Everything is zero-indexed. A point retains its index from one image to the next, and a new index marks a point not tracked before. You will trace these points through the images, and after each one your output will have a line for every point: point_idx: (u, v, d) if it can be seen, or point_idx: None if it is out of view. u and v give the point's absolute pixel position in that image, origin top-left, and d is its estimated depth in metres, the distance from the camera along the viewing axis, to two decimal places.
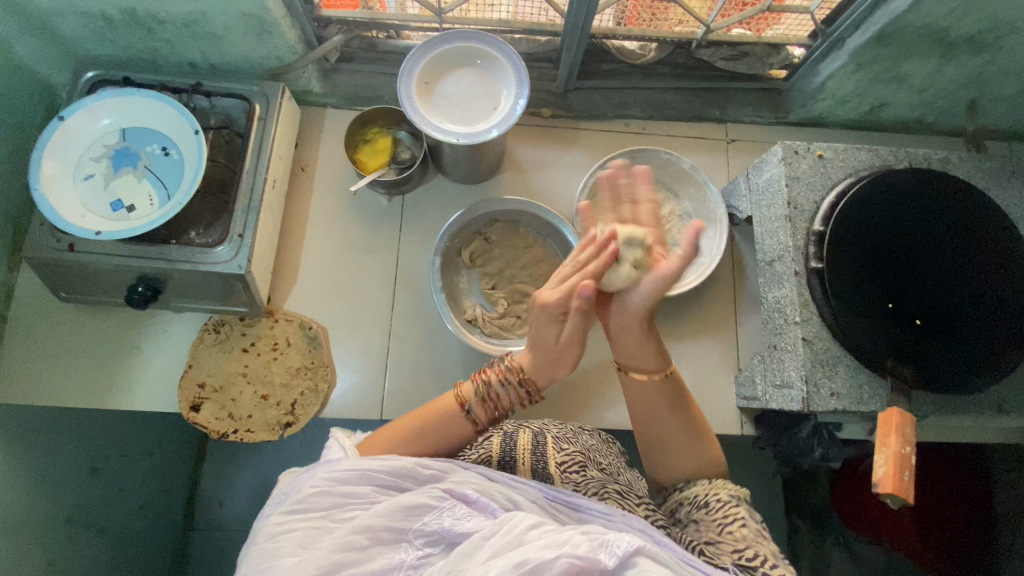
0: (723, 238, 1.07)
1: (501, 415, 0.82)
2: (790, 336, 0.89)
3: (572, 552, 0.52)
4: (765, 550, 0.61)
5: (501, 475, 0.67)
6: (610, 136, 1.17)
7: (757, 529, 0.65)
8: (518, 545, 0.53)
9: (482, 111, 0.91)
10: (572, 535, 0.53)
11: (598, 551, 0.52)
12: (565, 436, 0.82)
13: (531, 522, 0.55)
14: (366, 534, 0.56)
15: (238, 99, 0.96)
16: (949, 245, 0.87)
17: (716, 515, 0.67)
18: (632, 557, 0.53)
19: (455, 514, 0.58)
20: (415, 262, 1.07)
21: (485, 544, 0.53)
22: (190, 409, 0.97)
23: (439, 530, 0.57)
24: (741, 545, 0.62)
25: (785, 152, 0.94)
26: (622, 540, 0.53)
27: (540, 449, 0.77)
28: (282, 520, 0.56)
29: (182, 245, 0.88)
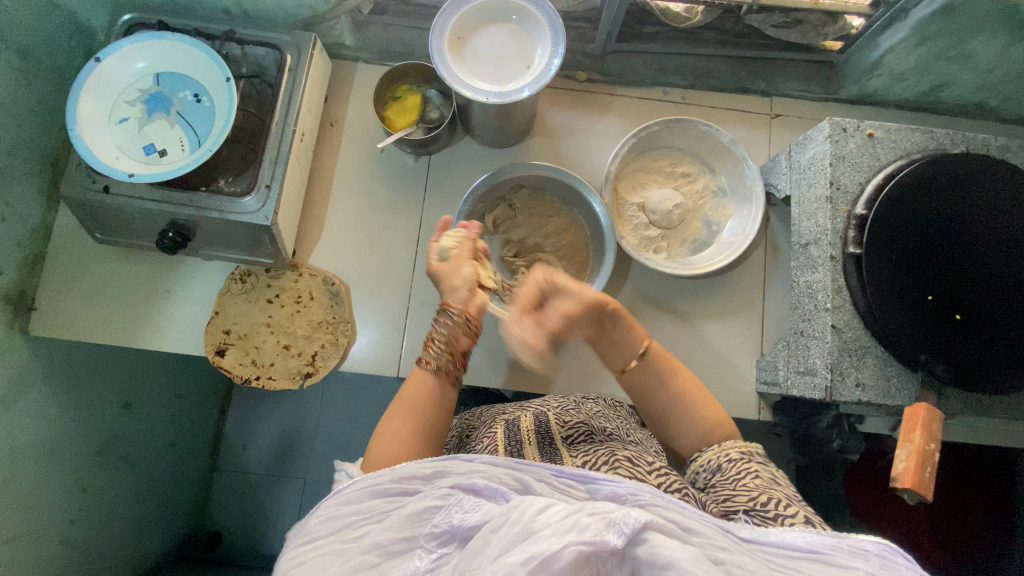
0: (757, 217, 1.03)
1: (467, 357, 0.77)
2: (819, 322, 0.86)
3: (579, 538, 0.47)
4: (779, 496, 0.60)
5: (507, 462, 0.63)
6: (646, 104, 1.12)
7: (772, 479, 0.65)
8: (527, 536, 0.48)
9: (514, 70, 0.88)
10: (578, 517, 0.49)
11: (606, 531, 0.48)
12: (566, 413, 0.83)
13: (539, 505, 0.50)
14: (375, 551, 0.53)
15: (270, 48, 0.95)
16: (1002, 239, 0.81)
17: (730, 472, 0.67)
18: (642, 533, 0.49)
19: (464, 507, 0.55)
20: (439, 224, 1.07)
21: (493, 537, 0.49)
22: (215, 353, 1.00)
23: (451, 527, 0.53)
24: (756, 493, 0.61)
25: (833, 128, 0.89)
26: (629, 516, 0.49)
27: (542, 428, 0.78)
28: (292, 557, 0.55)
29: (211, 193, 0.89)
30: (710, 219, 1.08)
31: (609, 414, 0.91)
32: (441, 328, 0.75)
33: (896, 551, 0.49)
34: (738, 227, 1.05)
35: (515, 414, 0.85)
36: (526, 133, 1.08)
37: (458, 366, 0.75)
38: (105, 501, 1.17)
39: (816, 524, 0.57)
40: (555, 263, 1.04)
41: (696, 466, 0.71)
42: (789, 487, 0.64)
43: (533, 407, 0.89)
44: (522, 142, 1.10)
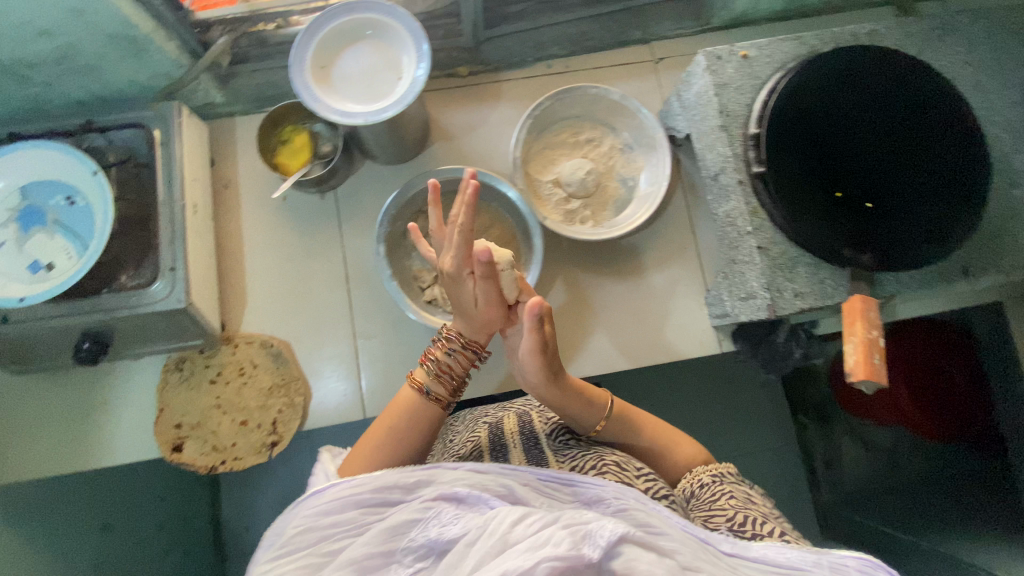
0: (667, 162, 1.04)
1: (461, 384, 0.76)
2: (746, 246, 0.88)
3: (552, 554, 0.47)
4: (756, 514, 0.63)
5: (497, 467, 0.63)
6: (535, 81, 1.12)
7: (746, 498, 0.67)
8: (502, 548, 0.49)
9: (387, 84, 0.86)
10: (552, 532, 0.49)
11: (581, 546, 0.48)
12: (550, 412, 0.84)
13: (517, 516, 0.51)
14: (351, 567, 0.52)
15: (135, 128, 0.91)
16: (887, 122, 0.84)
17: (707, 495, 0.69)
18: (617, 546, 0.50)
19: (442, 519, 0.54)
20: (363, 255, 1.04)
21: (471, 550, 0.50)
22: (173, 450, 0.96)
23: (428, 541, 0.53)
24: (732, 512, 0.64)
25: (708, 60, 0.90)
26: (605, 529, 0.50)
27: (527, 429, 0.78)
28: (266, 570, 0.54)
29: (113, 293, 0.85)
30: (625, 176, 1.09)
31: None
32: (440, 350, 0.76)
33: (873, 564, 0.51)
34: (652, 177, 1.06)
35: (497, 415, 0.85)
36: (424, 141, 1.07)
37: (449, 391, 0.75)
38: None
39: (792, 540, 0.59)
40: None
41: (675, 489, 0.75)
42: (761, 505, 0.67)
43: (517, 404, 0.88)
44: (423, 151, 1.09)
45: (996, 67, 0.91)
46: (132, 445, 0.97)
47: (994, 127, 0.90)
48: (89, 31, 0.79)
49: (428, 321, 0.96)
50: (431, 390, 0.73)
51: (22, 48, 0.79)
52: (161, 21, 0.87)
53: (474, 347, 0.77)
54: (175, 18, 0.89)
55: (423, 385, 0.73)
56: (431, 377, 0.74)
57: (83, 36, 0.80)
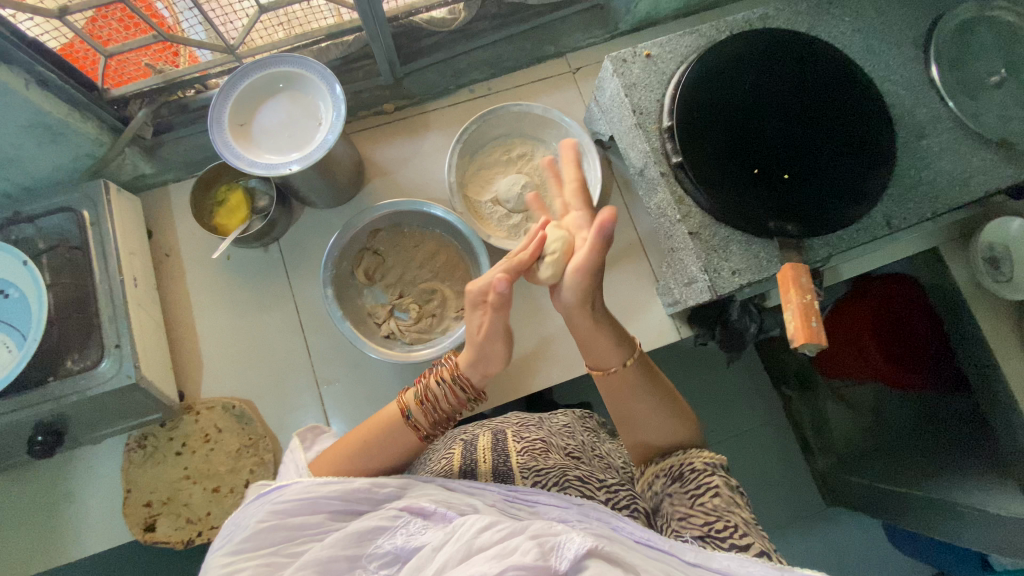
0: (597, 166, 1.07)
1: (449, 419, 0.70)
2: (679, 233, 0.90)
3: (518, 562, 0.43)
4: (737, 523, 0.58)
5: (466, 486, 0.63)
6: (460, 107, 1.15)
7: (732, 496, 0.61)
8: (467, 555, 0.45)
9: (307, 131, 0.88)
10: (520, 541, 0.46)
11: (548, 557, 0.45)
12: (526, 429, 0.82)
13: (484, 524, 0.48)
14: (315, 567, 0.47)
15: (63, 212, 0.91)
16: (791, 95, 0.88)
17: (689, 487, 0.63)
18: (583, 561, 0.45)
19: (409, 529, 0.51)
20: (314, 301, 1.04)
21: (435, 556, 0.46)
22: (145, 530, 0.93)
23: (393, 549, 0.50)
24: (712, 518, 0.59)
25: (614, 63, 0.94)
26: (573, 540, 0.46)
27: (500, 445, 0.76)
28: (222, 566, 0.48)
29: (59, 379, 0.84)
30: None
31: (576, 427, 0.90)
32: (436, 383, 0.69)
33: None
34: (587, 181, 1.09)
35: (473, 433, 0.83)
36: (359, 180, 1.08)
37: (438, 425, 0.69)
38: None
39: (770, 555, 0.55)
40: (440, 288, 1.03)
41: (655, 470, 0.70)
42: (745, 507, 0.62)
43: (491, 424, 0.87)
44: (360, 190, 1.10)
45: (884, 30, 0.97)
46: (102, 531, 0.94)
47: (892, 86, 0.95)
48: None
49: (386, 355, 0.96)
50: (413, 416, 0.67)
51: None
52: (74, 103, 0.87)
53: (465, 384, 0.69)
54: (88, 99, 0.90)
55: (407, 407, 0.67)
56: (417, 402, 0.67)
57: None
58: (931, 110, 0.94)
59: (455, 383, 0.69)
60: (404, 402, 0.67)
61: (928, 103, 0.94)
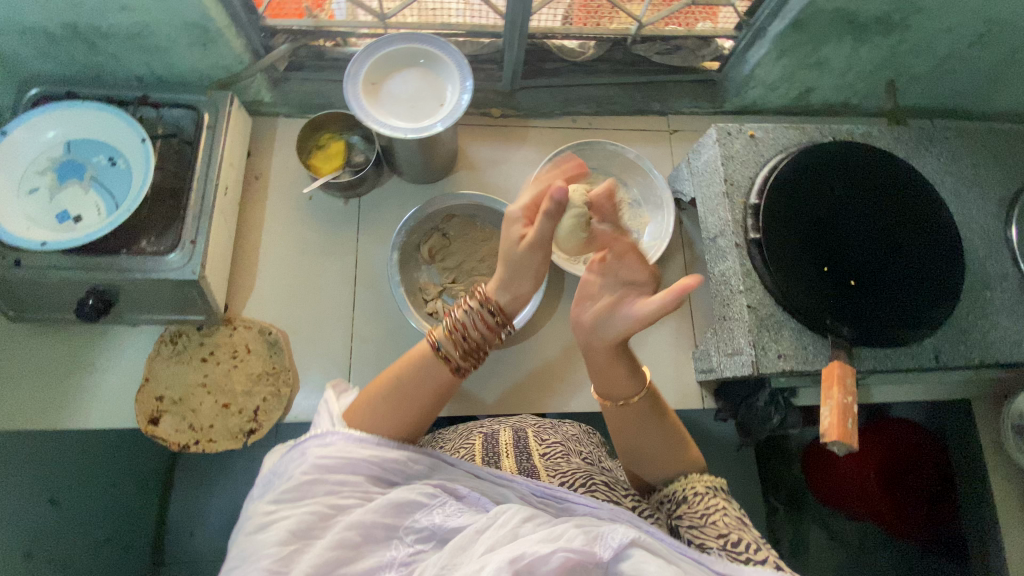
0: (671, 221, 1.12)
1: (478, 347, 0.69)
2: (737, 304, 0.93)
3: (568, 547, 0.53)
4: (750, 539, 0.62)
5: (492, 472, 0.68)
6: (559, 132, 1.21)
7: (739, 519, 0.66)
8: (512, 539, 0.54)
9: (429, 108, 0.94)
10: (566, 529, 0.55)
11: (593, 544, 0.54)
12: (546, 432, 0.90)
13: (525, 516, 0.57)
14: (358, 530, 0.56)
15: (186, 109, 0.97)
16: (877, 208, 0.93)
17: (697, 506, 0.68)
18: (627, 550, 0.54)
19: (446, 510, 0.59)
20: (374, 261, 1.09)
21: (480, 537, 0.55)
22: (149, 422, 0.95)
23: (432, 526, 0.58)
24: (726, 530, 0.64)
25: (719, 133, 1.00)
26: (616, 532, 0.55)
27: (521, 442, 0.84)
28: (270, 510, 0.56)
29: (132, 254, 0.88)
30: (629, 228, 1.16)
31: (584, 438, 0.97)
32: (466, 312, 0.69)
33: None
34: (656, 232, 1.14)
35: (492, 428, 0.91)
36: (449, 167, 1.14)
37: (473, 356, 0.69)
38: None
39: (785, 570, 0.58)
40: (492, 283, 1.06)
41: (664, 496, 0.73)
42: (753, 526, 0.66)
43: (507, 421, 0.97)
44: (446, 176, 1.16)
45: (974, 181, 1.01)
46: (107, 410, 0.95)
47: (969, 233, 0.99)
48: (169, 15, 0.86)
49: (428, 331, 0.98)
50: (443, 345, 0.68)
51: (105, 19, 0.85)
52: (234, 19, 0.94)
53: (490, 308, 0.69)
54: (247, 19, 0.96)
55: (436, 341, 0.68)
56: (444, 334, 0.68)
57: (163, 18, 0.87)
58: (1001, 265, 0.97)
59: (486, 311, 0.68)
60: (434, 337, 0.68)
61: (999, 257, 0.98)
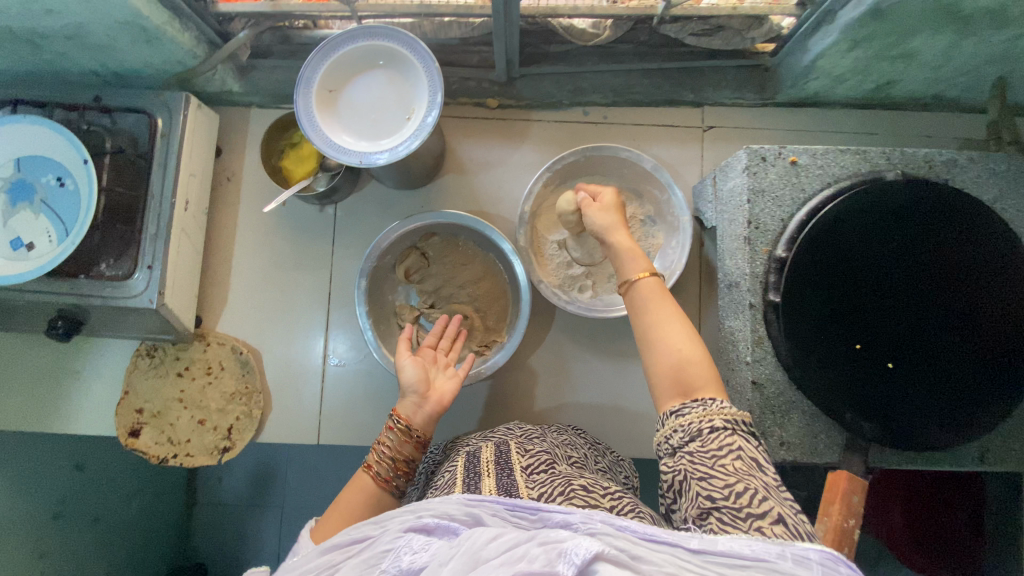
0: (684, 250, 0.94)
1: (410, 469, 0.72)
2: (740, 375, 0.79)
3: (527, 569, 0.41)
4: (756, 486, 0.53)
5: (460, 497, 0.54)
6: (566, 128, 1.03)
7: (754, 461, 0.56)
8: (472, 567, 0.42)
9: (394, 122, 0.80)
10: (527, 549, 0.43)
11: (555, 562, 0.41)
12: (530, 443, 0.79)
13: (489, 535, 0.45)
14: None
15: (139, 114, 0.88)
16: (939, 277, 0.74)
17: (710, 444, 0.57)
18: (592, 565, 0.42)
19: (412, 546, 0.47)
20: (349, 277, 1.02)
21: (440, 569, 0.43)
22: (129, 435, 0.97)
23: (399, 570, 0.45)
24: (732, 479, 0.54)
25: (750, 157, 0.80)
26: (580, 546, 0.43)
27: (502, 455, 0.72)
28: None
29: (91, 279, 0.85)
30: (637, 251, 1.00)
31: (578, 441, 0.89)
32: (389, 436, 0.73)
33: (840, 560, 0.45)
34: (666, 262, 0.97)
35: (476, 446, 0.80)
36: (434, 172, 1.01)
37: (402, 475, 0.71)
38: (70, 555, 1.30)
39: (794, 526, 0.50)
40: (471, 315, 0.96)
41: (674, 424, 0.60)
42: (768, 466, 0.56)
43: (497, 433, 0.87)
44: (431, 181, 1.03)
45: None
46: (94, 420, 0.98)
47: None
48: (96, 15, 0.75)
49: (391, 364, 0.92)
50: (380, 470, 0.70)
51: (33, 21, 0.76)
52: (177, 11, 0.82)
53: (416, 430, 0.74)
54: (192, 9, 0.83)
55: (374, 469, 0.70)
56: (380, 459, 0.71)
57: (91, 18, 0.76)
58: None
59: (407, 429, 0.74)
60: (372, 468, 0.70)
61: None
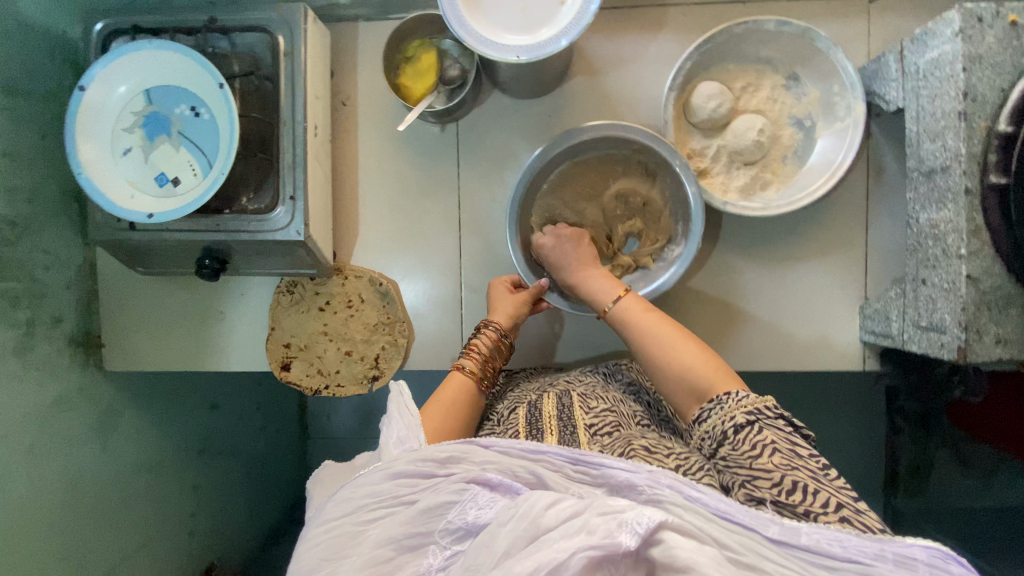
0: (860, 132, 0.83)
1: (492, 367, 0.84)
2: (949, 270, 0.72)
3: (588, 543, 0.45)
4: (806, 478, 0.55)
5: (520, 447, 0.57)
6: (707, 12, 0.91)
7: (790, 448, 0.58)
8: (535, 535, 0.47)
9: (545, 9, 0.70)
10: (586, 519, 0.47)
11: (615, 533, 0.45)
12: (594, 397, 0.75)
13: (549, 500, 0.49)
14: (390, 545, 0.50)
15: (257, 32, 0.82)
16: None
17: (742, 441, 0.60)
18: (656, 533, 0.47)
19: (478, 501, 0.51)
20: (480, 199, 0.96)
21: (502, 530, 0.47)
22: (281, 368, 0.99)
23: (465, 524, 0.50)
24: (774, 473, 0.56)
25: (966, 17, 0.68)
26: (642, 516, 0.46)
27: (564, 413, 0.70)
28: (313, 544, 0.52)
29: (236, 214, 0.82)
30: (797, 148, 0.90)
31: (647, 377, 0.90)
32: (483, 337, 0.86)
33: (946, 554, 0.47)
34: (831, 150, 0.87)
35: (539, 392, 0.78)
36: (563, 76, 0.92)
37: (487, 373, 0.83)
38: (217, 487, 1.37)
39: (855, 517, 0.51)
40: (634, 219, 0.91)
41: (701, 431, 0.65)
42: (809, 453, 0.58)
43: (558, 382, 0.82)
44: (560, 87, 0.94)
45: None
46: (246, 356, 1.01)
47: None
48: None
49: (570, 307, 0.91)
50: (469, 366, 0.82)
51: None
52: None
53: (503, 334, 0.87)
54: None
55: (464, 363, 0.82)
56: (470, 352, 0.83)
57: None
58: None
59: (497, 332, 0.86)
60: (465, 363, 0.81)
61: None
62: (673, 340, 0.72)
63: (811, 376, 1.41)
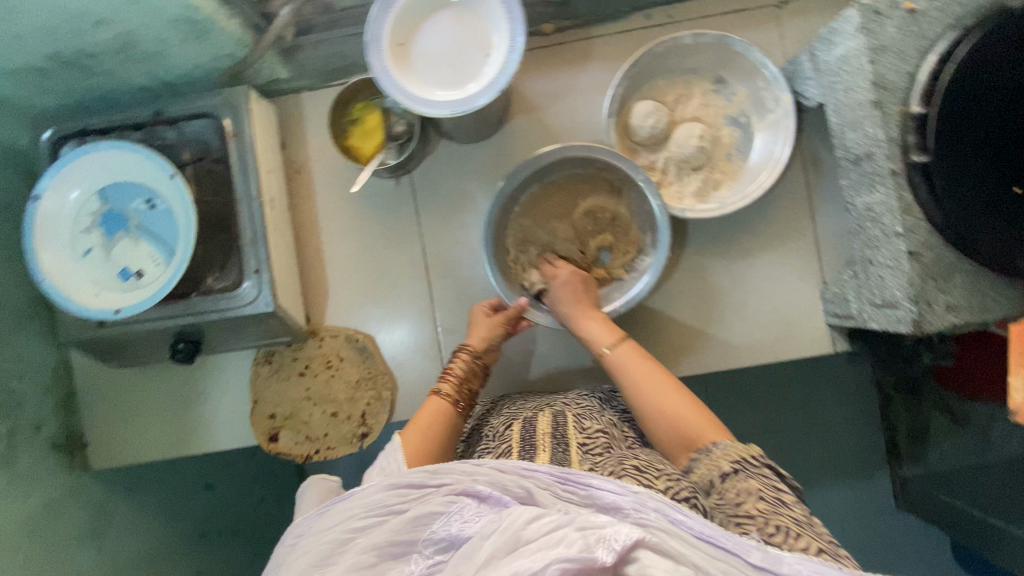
0: (791, 130, 0.88)
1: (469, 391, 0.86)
2: (891, 248, 0.75)
3: (564, 555, 0.45)
4: (788, 525, 0.56)
5: (516, 466, 0.60)
6: (629, 38, 0.96)
7: (776, 499, 0.60)
8: (513, 547, 0.47)
9: (473, 62, 0.74)
10: (565, 533, 0.47)
11: (592, 549, 0.46)
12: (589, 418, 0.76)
13: (530, 515, 0.49)
14: (373, 551, 0.52)
15: (204, 118, 0.85)
16: None
17: (729, 488, 0.62)
18: (632, 552, 0.48)
19: (464, 515, 0.53)
20: (443, 243, 0.99)
21: (485, 543, 0.48)
22: (269, 440, 0.98)
23: (449, 535, 0.53)
24: (761, 518, 0.57)
25: (863, 14, 0.72)
26: (620, 534, 0.48)
27: (559, 431, 0.71)
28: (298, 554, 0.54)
29: (203, 295, 0.83)
30: (735, 150, 0.94)
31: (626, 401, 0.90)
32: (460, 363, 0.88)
33: None
34: (767, 149, 0.91)
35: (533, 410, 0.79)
36: (504, 116, 0.96)
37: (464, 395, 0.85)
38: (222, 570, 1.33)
39: (835, 555, 0.52)
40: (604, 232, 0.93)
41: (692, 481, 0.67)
42: (798, 507, 0.59)
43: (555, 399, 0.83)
44: (504, 127, 0.98)
45: None
46: (232, 432, 1.01)
47: None
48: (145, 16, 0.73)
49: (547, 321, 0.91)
50: (445, 390, 0.83)
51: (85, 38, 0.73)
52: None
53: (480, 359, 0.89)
54: None
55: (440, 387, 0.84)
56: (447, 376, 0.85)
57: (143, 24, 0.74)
58: None
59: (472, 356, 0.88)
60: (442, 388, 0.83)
61: None
62: (663, 391, 0.75)
63: (796, 362, 1.43)
